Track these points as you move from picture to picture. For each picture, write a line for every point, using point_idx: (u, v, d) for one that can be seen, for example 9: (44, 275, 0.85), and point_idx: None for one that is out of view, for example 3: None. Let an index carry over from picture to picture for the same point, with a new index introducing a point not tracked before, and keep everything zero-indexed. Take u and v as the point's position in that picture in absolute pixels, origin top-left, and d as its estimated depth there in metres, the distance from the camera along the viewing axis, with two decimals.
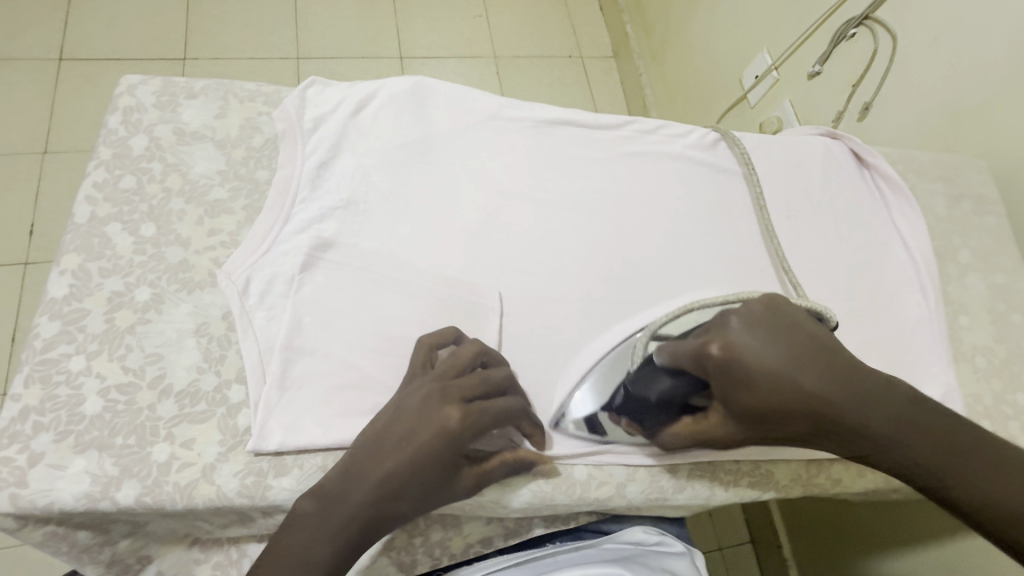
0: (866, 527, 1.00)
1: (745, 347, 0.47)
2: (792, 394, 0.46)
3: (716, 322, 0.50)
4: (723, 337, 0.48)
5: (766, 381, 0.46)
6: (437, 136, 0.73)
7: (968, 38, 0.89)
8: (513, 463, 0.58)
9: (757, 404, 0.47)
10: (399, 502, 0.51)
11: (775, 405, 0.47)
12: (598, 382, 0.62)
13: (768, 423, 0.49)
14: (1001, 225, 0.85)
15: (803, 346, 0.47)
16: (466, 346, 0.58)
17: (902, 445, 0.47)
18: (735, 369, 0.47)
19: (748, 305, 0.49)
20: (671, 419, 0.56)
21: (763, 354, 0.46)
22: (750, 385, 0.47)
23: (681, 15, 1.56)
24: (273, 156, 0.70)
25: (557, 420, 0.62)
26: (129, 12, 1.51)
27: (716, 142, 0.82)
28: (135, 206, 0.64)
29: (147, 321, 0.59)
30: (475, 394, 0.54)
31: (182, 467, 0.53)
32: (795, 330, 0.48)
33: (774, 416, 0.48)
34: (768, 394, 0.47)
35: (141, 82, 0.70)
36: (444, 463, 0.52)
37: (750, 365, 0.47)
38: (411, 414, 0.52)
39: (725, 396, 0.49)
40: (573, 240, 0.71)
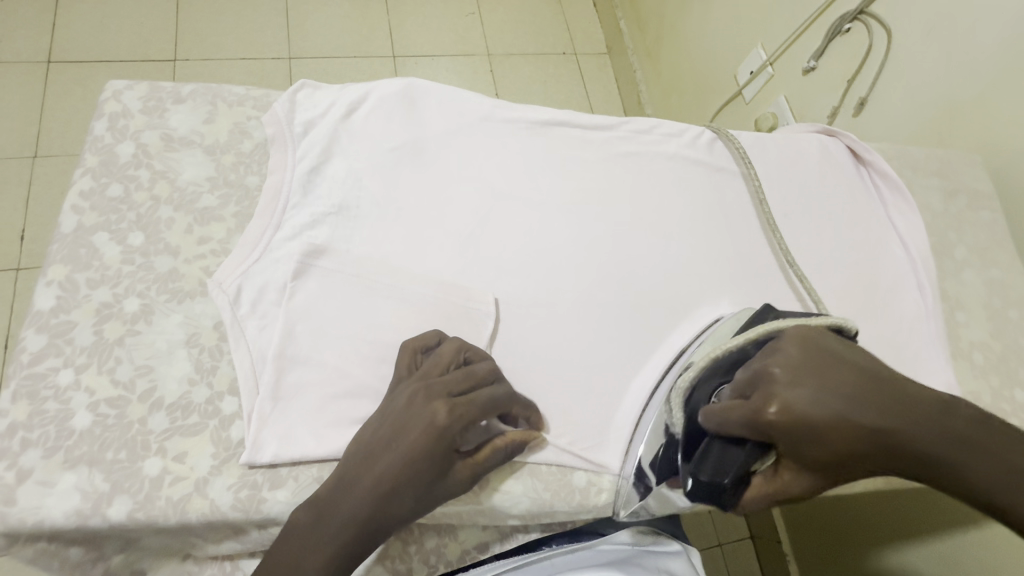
0: (867, 522, 1.00)
1: (799, 401, 0.46)
2: (857, 438, 0.45)
3: (760, 380, 0.50)
4: (778, 397, 0.47)
5: (830, 434, 0.45)
6: (429, 138, 0.72)
7: (962, 32, 0.89)
8: (505, 446, 0.55)
9: (829, 459, 0.46)
10: (394, 505, 0.50)
11: (846, 453, 0.45)
12: (645, 450, 0.60)
13: (844, 474, 0.47)
14: (998, 220, 0.85)
15: (854, 386, 0.46)
16: (447, 344, 0.58)
17: (987, 475, 0.42)
18: (795, 427, 0.46)
19: (785, 353, 0.50)
20: (744, 486, 0.52)
21: (817, 406, 0.46)
22: (817, 441, 0.46)
23: (674, 11, 1.55)
24: (263, 162, 0.69)
25: (617, 510, 0.61)
26: (117, 14, 1.48)
27: (712, 141, 0.82)
28: (123, 215, 0.63)
29: (136, 332, 0.58)
30: (462, 387, 0.54)
31: (174, 481, 0.52)
32: (836, 371, 0.48)
33: (849, 466, 0.46)
34: (837, 446, 0.45)
35: (126, 87, 0.69)
36: (436, 460, 0.51)
37: (811, 419, 0.46)
38: (398, 415, 0.52)
39: (793, 454, 0.48)
40: (569, 243, 0.71)
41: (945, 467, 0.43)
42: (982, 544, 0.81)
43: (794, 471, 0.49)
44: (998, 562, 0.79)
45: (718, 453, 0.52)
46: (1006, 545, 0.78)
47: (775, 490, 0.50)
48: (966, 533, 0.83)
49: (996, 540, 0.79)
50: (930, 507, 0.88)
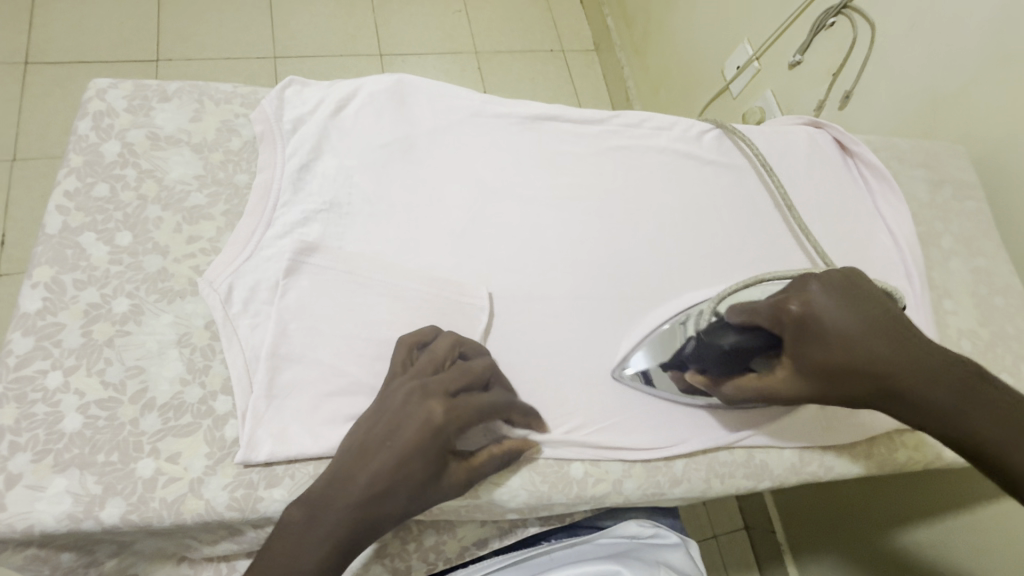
0: (860, 509, 1.01)
1: (823, 306, 0.53)
2: (865, 355, 0.51)
3: (795, 284, 0.56)
4: (804, 296, 0.54)
5: (838, 336, 0.52)
6: (420, 134, 0.72)
7: (944, 25, 0.90)
8: (501, 454, 0.56)
9: (827, 360, 0.53)
10: (389, 503, 0.50)
11: (850, 361, 0.52)
12: (661, 342, 0.66)
13: (839, 383, 0.53)
14: (983, 209, 0.86)
15: (876, 311, 0.53)
16: (443, 339, 0.58)
17: (972, 421, 0.49)
18: (812, 327, 0.53)
19: (826, 273, 0.55)
20: (736, 374, 0.60)
21: (839, 313, 0.52)
22: (824, 340, 0.52)
23: (661, 6, 1.56)
24: (252, 160, 0.68)
25: (618, 369, 0.65)
26: (97, 13, 1.46)
27: (702, 134, 0.82)
28: (109, 215, 0.62)
29: (126, 333, 0.57)
30: (457, 386, 0.54)
31: (168, 482, 0.52)
32: (868, 296, 0.53)
33: (846, 374, 0.52)
34: (842, 352, 0.52)
35: (110, 85, 0.68)
36: (432, 460, 0.51)
37: (828, 321, 0.52)
38: (394, 412, 0.52)
39: (797, 350, 0.54)
40: (562, 237, 0.71)
41: (933, 401, 0.51)
42: (972, 526, 0.83)
43: (790, 369, 0.56)
44: (987, 544, 0.82)
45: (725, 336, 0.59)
46: (997, 527, 0.80)
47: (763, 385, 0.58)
48: (958, 516, 0.85)
49: (987, 522, 0.81)
50: (918, 492, 0.91)
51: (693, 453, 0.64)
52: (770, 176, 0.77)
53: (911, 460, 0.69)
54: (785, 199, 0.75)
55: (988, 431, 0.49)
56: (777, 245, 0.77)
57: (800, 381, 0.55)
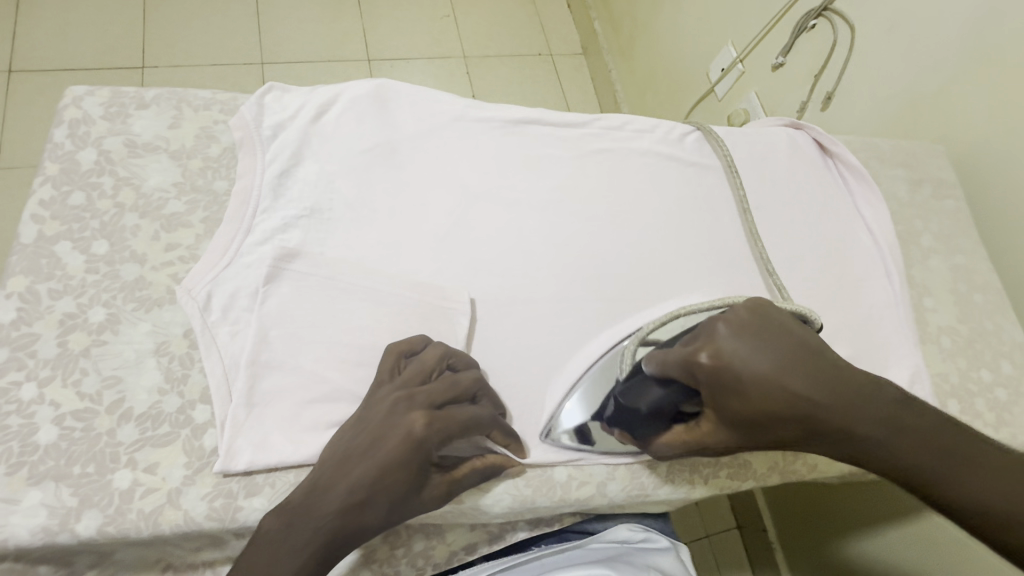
0: (849, 505, 1.02)
1: (734, 354, 0.49)
2: (783, 401, 0.47)
3: (704, 329, 0.52)
4: (713, 346, 0.50)
5: (754, 385, 0.48)
6: (402, 139, 0.72)
7: (922, 27, 0.91)
8: (483, 468, 0.56)
9: (747, 411, 0.49)
10: (366, 515, 0.50)
11: (769, 410, 0.48)
12: (587, 393, 0.61)
13: (764, 431, 0.49)
14: (961, 207, 0.87)
15: (791, 350, 0.48)
16: (432, 350, 0.58)
17: (895, 451, 0.47)
18: (725, 376, 0.49)
19: (734, 313, 0.51)
20: (663, 429, 0.56)
21: (751, 359, 0.48)
22: (741, 392, 0.48)
23: (647, 9, 1.57)
24: (232, 166, 0.68)
25: (547, 430, 0.61)
26: (80, 20, 1.45)
27: (684, 136, 0.83)
28: (86, 223, 0.61)
29: (102, 343, 0.57)
30: (443, 399, 0.54)
31: (145, 493, 0.51)
32: (780, 333, 0.50)
33: (768, 422, 0.48)
34: (759, 402, 0.48)
35: (87, 93, 0.67)
36: (413, 473, 0.51)
37: (740, 370, 0.48)
38: (378, 422, 0.52)
39: (714, 401, 0.50)
40: (543, 240, 0.71)
41: (861, 437, 0.47)
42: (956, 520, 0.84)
43: (713, 420, 0.52)
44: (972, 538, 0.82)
45: (646, 390, 0.56)
46: None
47: (693, 438, 0.54)
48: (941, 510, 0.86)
49: None
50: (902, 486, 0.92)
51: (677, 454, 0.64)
52: (734, 178, 0.79)
53: None
54: (743, 202, 0.77)
55: (918, 462, 0.47)
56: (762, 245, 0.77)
57: (725, 431, 0.51)
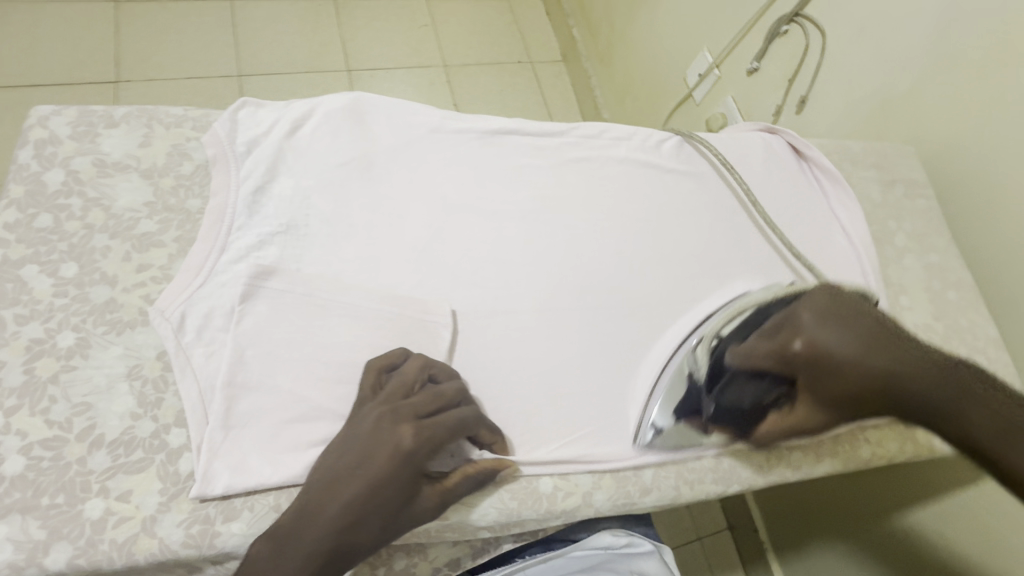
0: (838, 503, 1.04)
1: (822, 339, 0.59)
2: (864, 376, 0.58)
3: (789, 320, 0.62)
4: (804, 335, 0.60)
5: (841, 365, 0.58)
6: (379, 152, 0.71)
7: (889, 31, 0.94)
8: (475, 474, 0.55)
9: (836, 387, 0.59)
10: (361, 531, 0.49)
11: (856, 382, 0.58)
12: (667, 398, 0.65)
13: (850, 404, 0.60)
14: (933, 206, 0.89)
15: (866, 333, 0.59)
16: (412, 361, 0.57)
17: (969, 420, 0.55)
18: (818, 360, 0.59)
19: (814, 302, 0.62)
20: (761, 420, 0.64)
21: (835, 343, 0.59)
22: (830, 370, 0.59)
23: (624, 16, 1.59)
24: (205, 184, 0.66)
25: (637, 438, 0.64)
26: (53, 36, 1.43)
27: (661, 143, 0.84)
28: (53, 246, 0.60)
29: (72, 368, 0.55)
30: (429, 409, 0.54)
31: (118, 522, 0.50)
32: (853, 319, 0.60)
33: (857, 394, 0.59)
34: (847, 378, 0.58)
35: (53, 112, 0.66)
36: (403, 486, 0.50)
37: (827, 353, 0.59)
38: (364, 439, 0.51)
39: (809, 382, 0.60)
40: (524, 250, 0.71)
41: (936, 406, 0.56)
42: (944, 514, 0.87)
43: (806, 402, 0.62)
44: (961, 533, 0.85)
45: (742, 387, 0.63)
46: (967, 516, 0.85)
47: (790, 422, 0.63)
48: (930, 505, 0.89)
49: (957, 511, 0.86)
50: (900, 482, 0.93)
51: (662, 460, 0.64)
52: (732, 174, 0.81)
53: (874, 455, 0.70)
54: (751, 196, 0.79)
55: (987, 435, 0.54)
56: (739, 250, 0.78)
57: (819, 409, 0.61)
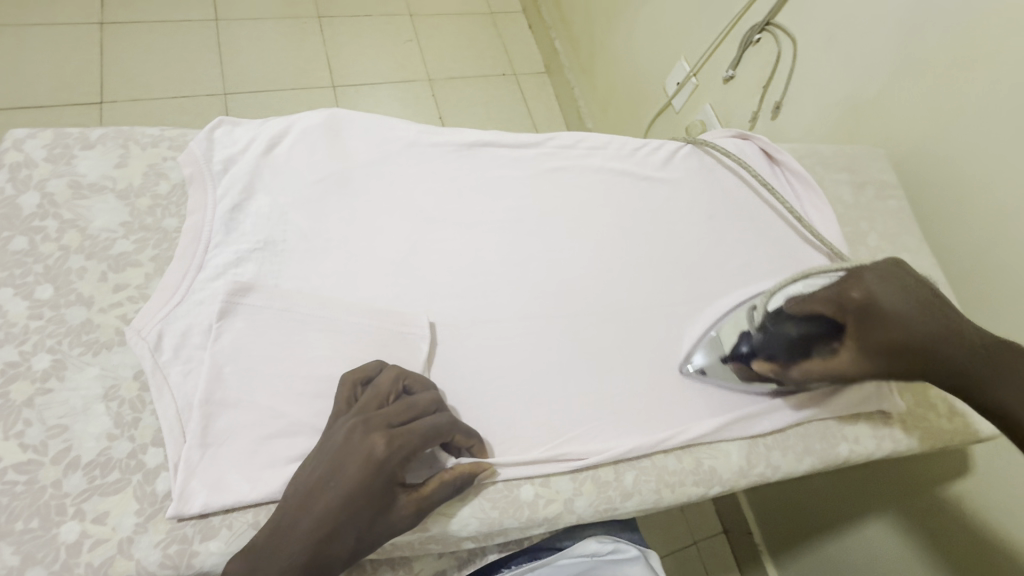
0: (829, 504, 1.05)
1: (884, 294, 0.58)
2: (918, 334, 0.56)
3: (851, 276, 0.61)
4: (864, 286, 0.59)
5: (898, 319, 0.57)
6: (357, 167, 0.72)
7: (856, 39, 0.96)
8: (452, 480, 0.55)
9: (888, 339, 0.58)
10: (336, 544, 0.49)
11: (907, 338, 0.57)
12: (713, 344, 0.70)
13: (898, 359, 0.58)
14: (904, 207, 0.91)
15: (925, 297, 0.57)
16: (386, 372, 0.58)
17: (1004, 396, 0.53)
18: (872, 312, 0.58)
19: (877, 263, 0.61)
20: (803, 359, 0.64)
21: (897, 301, 0.57)
22: (885, 322, 0.57)
23: (604, 28, 1.62)
24: (181, 203, 0.67)
25: (684, 365, 0.70)
26: (35, 58, 1.43)
27: (636, 150, 0.85)
28: (28, 268, 0.60)
29: (47, 391, 0.55)
30: (402, 418, 0.54)
31: (94, 545, 0.49)
32: (915, 284, 0.59)
33: (906, 354, 0.57)
34: (902, 333, 0.57)
35: (29, 135, 0.66)
36: (377, 493, 0.50)
37: (887, 307, 0.57)
38: (336, 450, 0.51)
39: (859, 331, 0.59)
40: (503, 260, 0.72)
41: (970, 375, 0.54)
42: (930, 510, 0.88)
43: (852, 348, 0.61)
44: (947, 529, 0.86)
45: (789, 329, 0.64)
46: (951, 511, 0.85)
47: (830, 367, 0.63)
48: (914, 504, 0.91)
49: (942, 506, 0.86)
50: (883, 479, 0.95)
51: (642, 464, 0.64)
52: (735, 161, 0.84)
53: (852, 453, 0.71)
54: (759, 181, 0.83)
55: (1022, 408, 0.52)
56: (717, 254, 0.80)
57: (866, 359, 0.60)
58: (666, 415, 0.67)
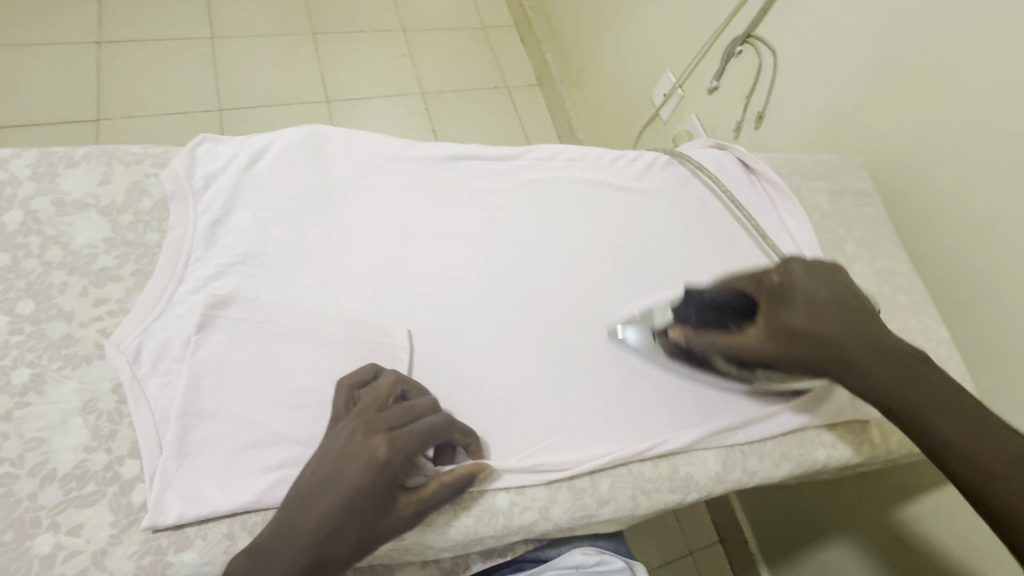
0: (822, 511, 1.05)
1: (801, 278, 0.62)
2: (823, 320, 0.59)
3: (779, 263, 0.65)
4: (783, 269, 0.63)
5: (809, 301, 0.60)
6: (337, 181, 0.74)
7: (832, 50, 0.98)
8: (451, 482, 0.56)
9: (795, 316, 0.60)
10: (337, 545, 0.49)
11: (815, 327, 0.59)
12: (643, 319, 0.73)
13: (798, 339, 0.60)
14: (880, 214, 0.92)
15: (843, 295, 0.62)
16: (384, 378, 0.59)
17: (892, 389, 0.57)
18: (786, 291, 0.61)
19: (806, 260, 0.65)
20: (713, 330, 0.65)
21: (812, 287, 0.61)
22: (796, 301, 0.60)
23: (592, 41, 1.65)
24: (164, 219, 0.68)
25: (612, 331, 0.73)
26: (34, 77, 1.46)
27: (615, 161, 0.87)
28: (11, 283, 0.61)
29: (26, 405, 0.56)
30: (401, 421, 0.54)
31: (68, 557, 0.50)
32: (838, 285, 0.62)
33: (809, 341, 0.59)
34: (808, 312, 0.60)
35: (14, 154, 0.67)
36: (379, 495, 0.50)
37: (801, 289, 0.61)
38: (338, 453, 0.52)
39: (769, 311, 0.62)
40: (481, 271, 0.73)
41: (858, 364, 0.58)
42: (920, 517, 0.89)
43: (762, 322, 0.62)
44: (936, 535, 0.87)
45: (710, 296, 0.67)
46: (943, 518, 0.86)
47: (736, 339, 0.63)
48: (905, 509, 0.91)
49: (932, 513, 0.87)
50: (872, 485, 0.95)
51: (617, 472, 0.65)
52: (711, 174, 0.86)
53: (830, 458, 0.71)
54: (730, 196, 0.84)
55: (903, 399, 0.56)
56: (695, 262, 0.81)
57: (771, 341, 0.61)
58: (642, 422, 0.68)
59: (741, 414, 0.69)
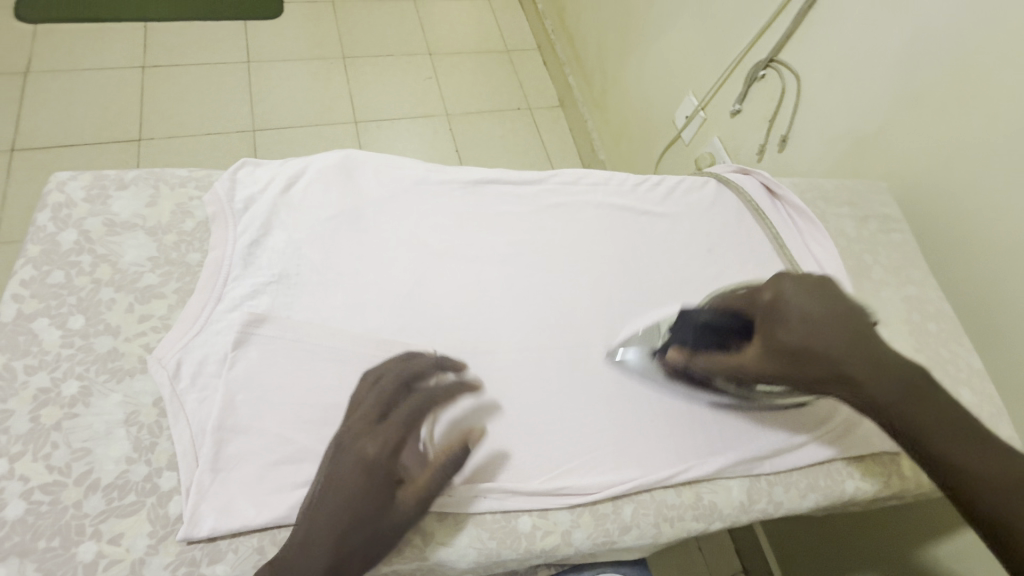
0: (853, 544, 1.02)
1: (790, 296, 0.62)
2: (820, 344, 0.59)
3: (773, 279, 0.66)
4: (774, 288, 0.64)
5: (802, 320, 0.60)
6: (367, 204, 0.76)
7: (855, 76, 0.99)
8: (442, 465, 0.59)
9: (789, 337, 0.61)
10: (348, 544, 0.53)
11: (809, 342, 0.60)
12: (640, 342, 0.73)
13: (798, 363, 0.60)
14: (908, 240, 0.91)
15: (840, 316, 0.60)
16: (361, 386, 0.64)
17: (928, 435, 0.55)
18: (778, 312, 0.63)
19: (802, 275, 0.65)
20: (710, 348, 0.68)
21: (807, 307, 0.61)
22: (788, 322, 0.61)
23: (615, 64, 1.68)
24: (205, 239, 0.71)
25: (609, 353, 0.73)
26: (84, 100, 1.55)
27: (638, 186, 0.88)
28: (63, 299, 0.65)
29: (73, 415, 0.59)
30: (378, 420, 0.60)
31: (109, 565, 0.52)
32: (838, 307, 0.61)
33: (806, 356, 0.60)
34: (803, 333, 0.60)
35: (70, 178, 0.72)
36: (373, 488, 0.55)
37: (790, 309, 0.62)
38: (329, 458, 0.58)
39: (764, 328, 0.63)
40: (505, 292, 0.75)
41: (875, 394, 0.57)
42: (962, 555, 0.85)
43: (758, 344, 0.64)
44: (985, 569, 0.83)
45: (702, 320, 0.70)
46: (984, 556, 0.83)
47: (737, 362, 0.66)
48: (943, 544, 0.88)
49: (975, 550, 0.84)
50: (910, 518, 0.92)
51: (640, 497, 0.65)
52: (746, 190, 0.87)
53: (858, 489, 0.70)
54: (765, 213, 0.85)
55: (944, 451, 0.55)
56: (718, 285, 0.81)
57: (766, 359, 0.63)
58: (667, 447, 0.67)
59: (766, 442, 0.69)
